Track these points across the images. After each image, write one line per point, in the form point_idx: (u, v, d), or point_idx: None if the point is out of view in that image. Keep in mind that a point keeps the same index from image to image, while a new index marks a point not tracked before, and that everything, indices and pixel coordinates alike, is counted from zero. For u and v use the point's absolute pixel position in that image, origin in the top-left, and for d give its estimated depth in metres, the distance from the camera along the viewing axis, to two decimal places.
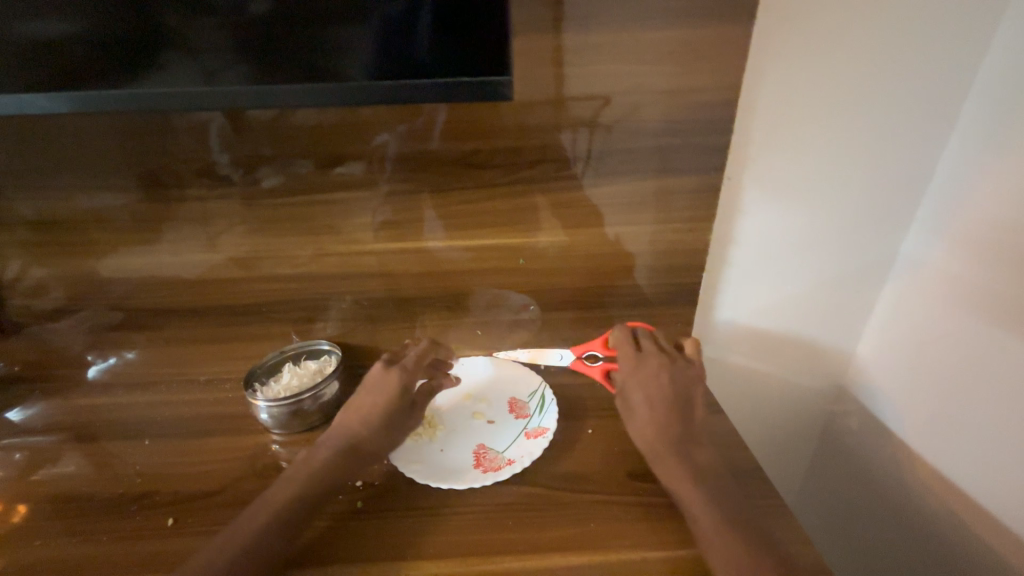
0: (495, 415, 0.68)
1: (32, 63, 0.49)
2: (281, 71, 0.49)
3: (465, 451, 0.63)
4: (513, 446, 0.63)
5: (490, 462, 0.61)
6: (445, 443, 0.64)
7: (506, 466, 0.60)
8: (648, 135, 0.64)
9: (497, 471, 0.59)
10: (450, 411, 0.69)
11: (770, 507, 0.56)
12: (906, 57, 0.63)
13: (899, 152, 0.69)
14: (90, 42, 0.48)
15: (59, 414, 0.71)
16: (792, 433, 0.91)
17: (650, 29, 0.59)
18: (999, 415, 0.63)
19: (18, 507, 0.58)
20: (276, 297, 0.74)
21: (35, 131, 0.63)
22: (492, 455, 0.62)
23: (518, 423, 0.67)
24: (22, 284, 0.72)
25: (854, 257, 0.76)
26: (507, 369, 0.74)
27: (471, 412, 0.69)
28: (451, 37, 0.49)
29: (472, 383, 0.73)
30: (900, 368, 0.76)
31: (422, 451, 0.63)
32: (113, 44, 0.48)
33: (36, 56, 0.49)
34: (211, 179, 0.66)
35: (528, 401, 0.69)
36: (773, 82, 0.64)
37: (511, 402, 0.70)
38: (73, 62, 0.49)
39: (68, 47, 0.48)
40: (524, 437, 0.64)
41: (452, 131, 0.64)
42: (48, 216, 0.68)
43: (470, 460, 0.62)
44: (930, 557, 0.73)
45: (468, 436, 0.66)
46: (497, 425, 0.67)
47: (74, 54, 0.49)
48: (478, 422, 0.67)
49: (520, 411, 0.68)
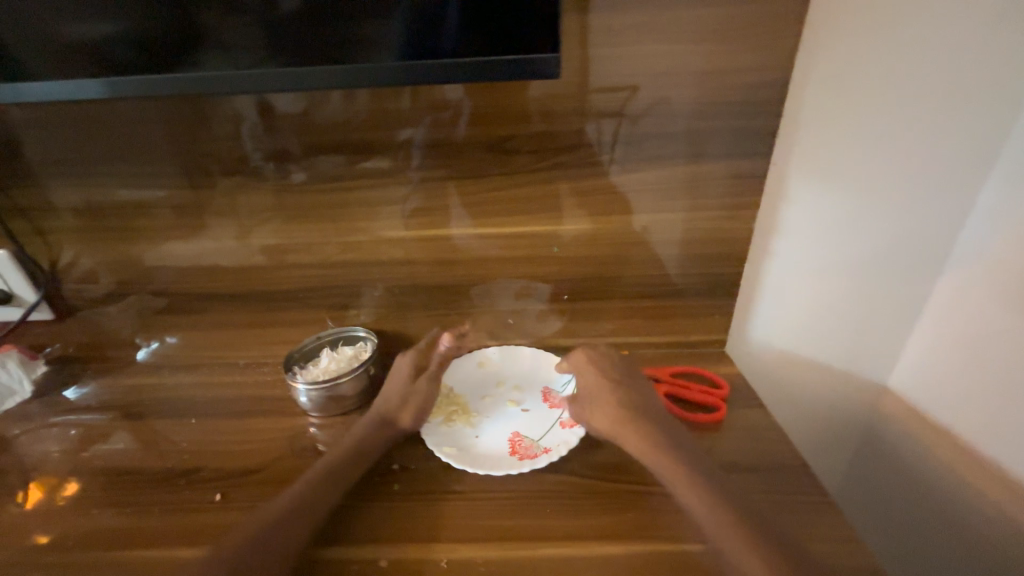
0: (529, 404, 0.68)
1: (72, 56, 0.51)
2: (311, 57, 0.51)
3: (500, 438, 0.63)
4: (548, 435, 0.63)
5: (526, 450, 0.61)
6: (481, 429, 0.65)
7: (542, 453, 0.60)
8: (684, 120, 0.62)
9: (533, 458, 0.59)
10: (485, 398, 0.69)
11: (816, 504, 0.54)
12: (973, 33, 0.59)
13: (961, 137, 0.65)
14: (123, 35, 0.50)
15: (109, 393, 0.75)
16: (834, 433, 0.87)
17: (683, 9, 0.56)
18: None
19: (73, 480, 0.61)
20: (311, 283, 0.75)
21: (80, 123, 0.66)
22: (527, 443, 0.62)
23: (552, 413, 0.66)
24: (74, 269, 0.76)
25: (907, 247, 0.72)
26: (540, 358, 0.74)
27: (505, 400, 0.69)
28: (479, 19, 0.49)
29: (506, 373, 0.73)
30: (955, 367, 0.73)
31: (457, 436, 0.63)
32: (149, 36, 0.50)
33: (77, 49, 0.50)
34: (244, 170, 0.68)
35: (561, 391, 0.69)
36: (824, 64, 0.61)
37: (544, 391, 0.69)
38: (109, 56, 0.51)
39: (104, 41, 0.50)
40: (559, 426, 0.64)
41: (484, 117, 0.63)
42: (96, 205, 0.71)
43: (505, 447, 0.62)
44: (990, 559, 0.70)
45: (502, 424, 0.65)
46: (531, 414, 0.66)
47: (110, 47, 0.50)
48: (513, 410, 0.67)
49: (554, 401, 0.68)
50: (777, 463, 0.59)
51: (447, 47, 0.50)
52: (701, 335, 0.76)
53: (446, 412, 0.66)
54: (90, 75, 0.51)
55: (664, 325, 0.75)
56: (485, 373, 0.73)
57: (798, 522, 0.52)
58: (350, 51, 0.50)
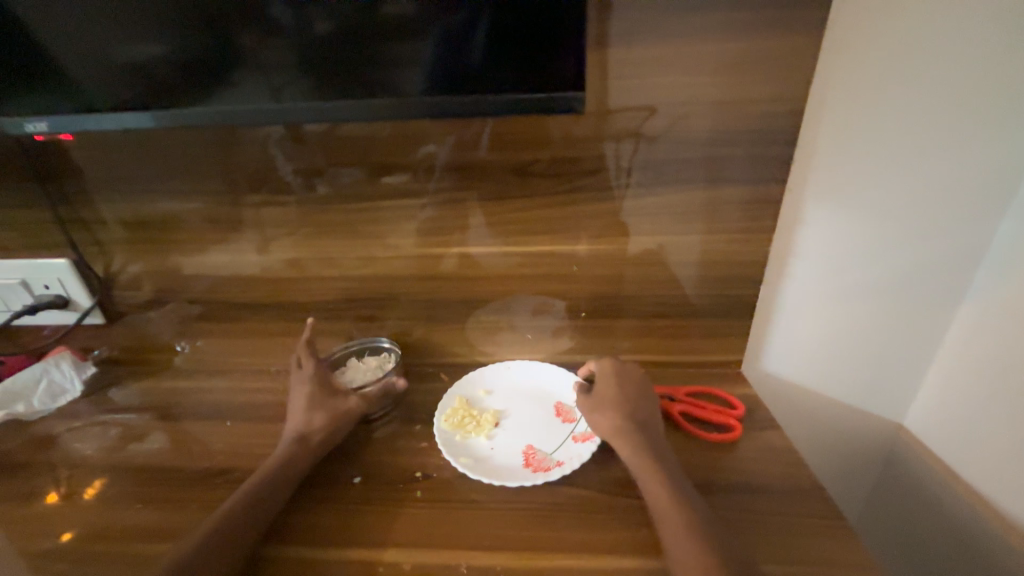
0: (542, 417, 0.69)
1: (124, 82, 0.56)
2: (338, 89, 0.55)
3: (513, 450, 0.64)
4: (561, 449, 0.64)
5: (540, 463, 0.62)
6: (496, 441, 0.66)
7: (556, 465, 0.61)
8: (698, 145, 0.64)
9: (546, 471, 0.60)
10: (500, 409, 0.70)
11: (832, 528, 0.54)
12: (987, 63, 0.60)
13: (981, 163, 0.65)
14: (173, 63, 0.55)
15: (147, 395, 0.79)
16: (853, 457, 0.86)
17: (692, 42, 0.59)
18: None
19: (96, 481, 0.65)
20: (339, 295, 0.79)
21: (130, 142, 0.71)
22: (540, 456, 0.63)
23: (565, 427, 0.67)
24: (121, 277, 0.81)
25: (927, 271, 0.71)
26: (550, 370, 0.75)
27: (519, 412, 0.70)
28: (499, 56, 0.53)
29: (519, 386, 0.74)
30: (980, 394, 0.71)
31: (472, 447, 0.65)
32: (207, 68, 0.55)
33: (140, 79, 0.56)
34: (280, 186, 0.72)
35: (574, 405, 0.70)
36: (840, 93, 0.62)
37: (558, 406, 0.70)
38: (158, 81, 0.56)
39: (155, 67, 0.55)
40: (572, 440, 0.65)
41: (505, 142, 0.66)
42: (143, 218, 0.77)
43: (521, 460, 0.63)
44: None
45: (516, 435, 0.67)
46: (545, 427, 0.67)
47: (160, 73, 0.56)
48: (527, 422, 0.68)
49: (567, 414, 0.69)
50: (795, 485, 0.58)
51: (466, 79, 0.54)
52: (716, 354, 0.76)
53: (461, 422, 0.67)
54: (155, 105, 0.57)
55: (680, 344, 0.76)
56: (500, 384, 0.74)
57: (812, 545, 0.52)
58: (375, 82, 0.55)
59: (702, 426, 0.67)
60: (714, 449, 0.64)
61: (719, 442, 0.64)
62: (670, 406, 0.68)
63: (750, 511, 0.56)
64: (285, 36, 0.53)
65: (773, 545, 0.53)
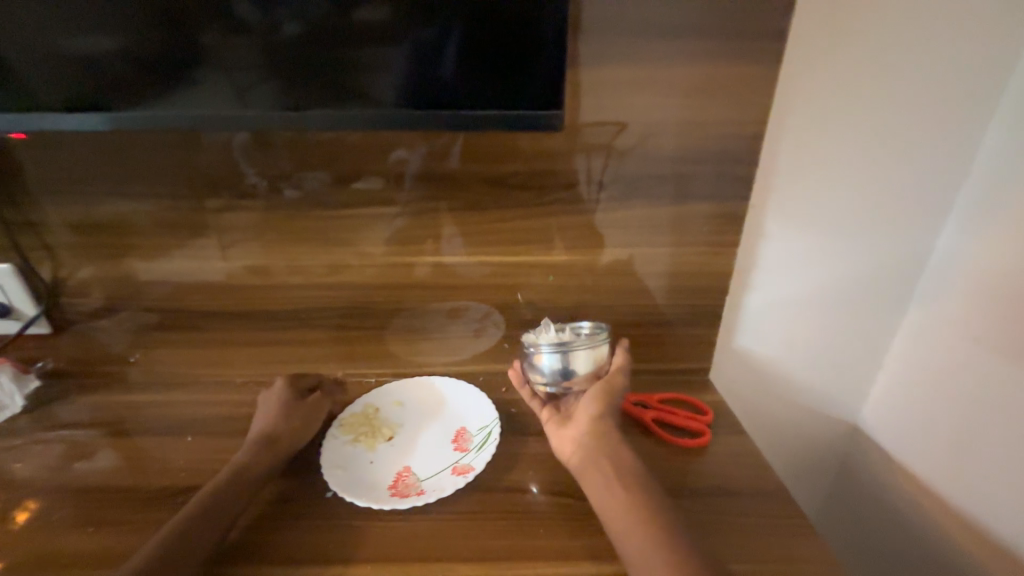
0: (437, 440, 0.66)
1: (69, 75, 0.54)
2: (308, 93, 0.55)
3: (391, 468, 0.63)
4: (435, 477, 0.62)
5: (405, 488, 0.60)
6: (378, 456, 0.64)
7: (416, 495, 0.59)
8: (668, 162, 0.67)
9: (402, 497, 0.58)
10: (399, 426, 0.69)
11: (792, 526, 0.56)
12: (925, 96, 0.66)
13: (919, 185, 0.71)
14: (125, 58, 0.53)
15: (96, 409, 0.73)
16: (811, 459, 0.91)
17: (659, 65, 0.62)
18: None
19: (30, 507, 0.59)
20: (310, 304, 0.77)
21: (81, 143, 0.68)
22: (411, 480, 0.61)
23: (453, 455, 0.64)
24: (68, 284, 0.76)
25: (876, 283, 0.77)
26: (468, 396, 0.71)
27: (419, 431, 0.68)
28: (471, 68, 0.54)
29: (431, 403, 0.71)
30: (922, 399, 0.77)
31: (353, 458, 0.64)
32: (168, 69, 0.53)
33: (89, 74, 0.54)
34: (248, 192, 0.70)
35: (474, 434, 0.66)
36: (796, 118, 0.67)
37: (458, 431, 0.67)
38: (108, 74, 0.54)
39: (103, 60, 0.53)
40: (450, 471, 0.62)
41: (482, 153, 0.67)
42: (95, 222, 0.72)
43: (389, 479, 0.62)
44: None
45: (404, 453, 0.65)
46: (431, 451, 0.65)
47: (109, 66, 0.53)
48: (420, 443, 0.66)
49: (462, 442, 0.65)
50: (759, 487, 0.61)
51: (440, 89, 0.55)
52: (686, 362, 0.79)
53: (356, 431, 0.67)
54: (109, 106, 0.55)
55: (651, 352, 0.78)
56: (415, 398, 0.72)
57: (776, 543, 0.55)
58: (345, 88, 0.55)
59: (674, 432, 0.69)
60: (685, 454, 0.66)
61: (689, 448, 0.66)
62: (642, 413, 0.70)
63: (718, 513, 0.58)
64: (250, 34, 0.52)
65: (738, 544, 0.55)
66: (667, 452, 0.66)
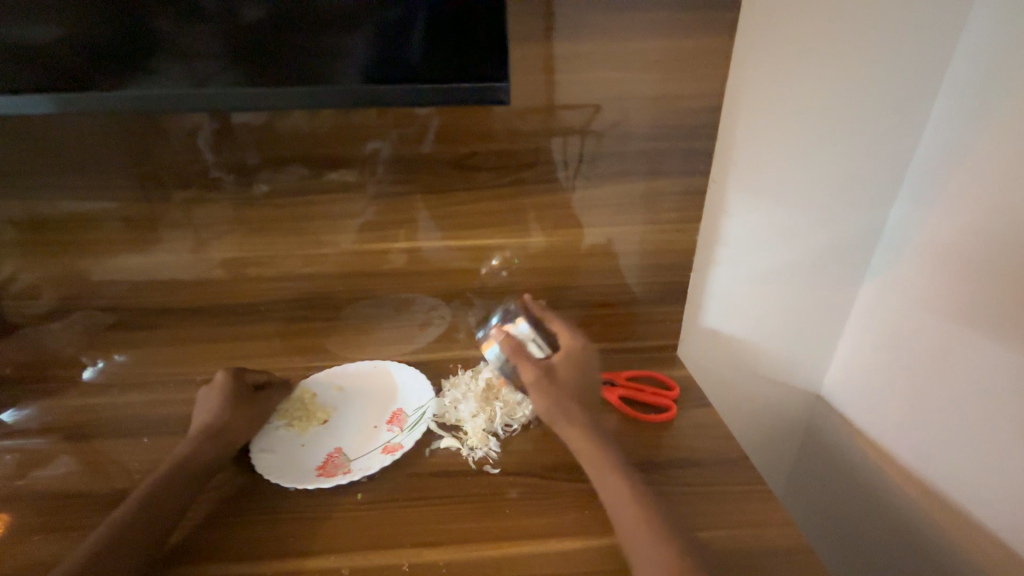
0: (373, 421, 0.67)
1: (12, 66, 0.50)
2: (273, 79, 0.52)
3: (321, 450, 0.64)
4: (364, 457, 0.62)
5: (333, 468, 0.61)
6: (311, 440, 0.65)
7: (342, 474, 0.59)
8: (635, 140, 0.67)
9: (326, 477, 0.59)
10: (335, 409, 0.69)
11: (756, 493, 0.58)
12: (879, 68, 0.67)
13: (872, 157, 0.73)
14: (74, 46, 0.50)
15: (52, 415, 0.71)
16: (776, 430, 0.94)
17: (625, 40, 0.61)
18: (983, 406, 0.65)
19: None
20: (275, 297, 0.75)
21: (17, 134, 0.63)
22: (339, 461, 0.62)
23: (384, 434, 0.65)
24: (13, 286, 0.72)
25: (834, 255, 0.79)
26: (407, 378, 0.73)
27: (355, 413, 0.69)
28: (445, 51, 0.52)
29: (371, 386, 0.72)
30: (880, 365, 0.80)
31: (286, 441, 0.64)
32: (107, 49, 0.50)
33: (33, 63, 0.50)
34: (201, 183, 0.67)
35: (410, 415, 0.67)
36: (756, 92, 0.67)
37: (394, 413, 0.68)
38: (56, 64, 0.50)
39: (54, 49, 0.50)
40: (379, 450, 0.63)
41: (446, 136, 0.66)
42: (39, 220, 0.68)
43: (319, 461, 0.62)
44: (902, 536, 0.77)
45: (337, 434, 0.66)
46: (364, 433, 0.66)
47: (58, 54, 0.50)
48: (354, 425, 0.67)
49: (396, 422, 0.66)
50: (725, 457, 0.63)
51: (415, 71, 0.53)
52: (657, 340, 0.80)
53: (290, 416, 0.67)
54: (44, 94, 0.51)
55: (622, 332, 0.79)
56: (355, 384, 0.73)
57: (741, 509, 0.56)
58: (314, 75, 0.52)
59: (644, 409, 0.70)
60: (654, 429, 0.67)
61: (658, 423, 0.67)
62: (612, 391, 0.71)
63: (683, 485, 0.59)
64: (207, 21, 0.50)
65: (705, 512, 0.56)
66: (637, 428, 0.67)
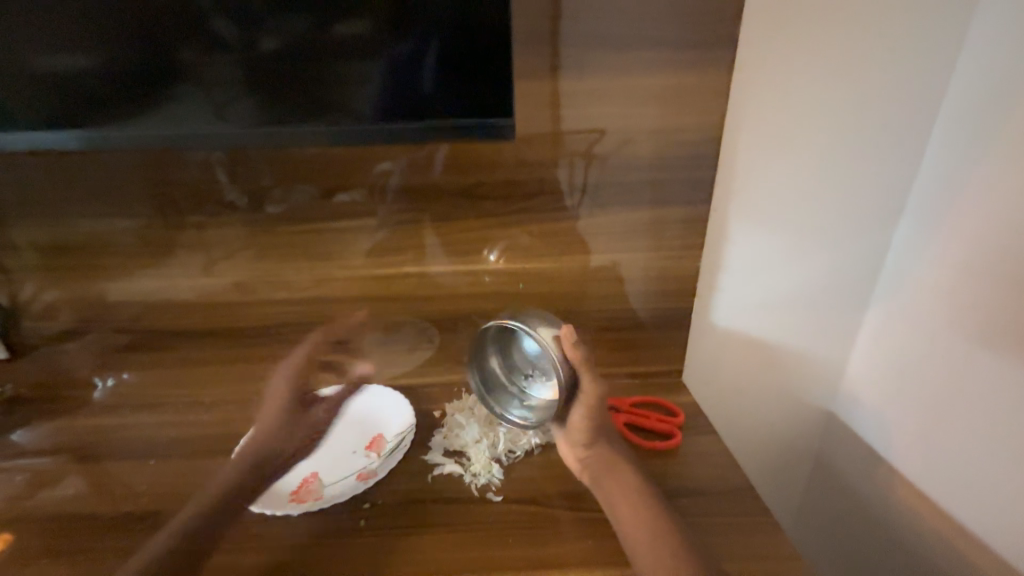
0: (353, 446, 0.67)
1: (43, 94, 0.53)
2: (290, 109, 0.55)
3: (298, 473, 0.64)
4: (337, 483, 0.62)
5: (306, 494, 0.61)
6: (289, 462, 0.65)
7: (312, 502, 0.59)
8: (638, 169, 0.68)
9: (295, 502, 0.59)
10: (319, 432, 0.69)
11: (764, 524, 0.57)
12: (875, 98, 0.69)
13: (872, 184, 0.74)
14: (103, 74, 0.53)
15: (61, 435, 0.72)
16: (785, 457, 0.93)
17: (628, 75, 0.64)
18: (998, 434, 0.64)
19: None
20: (284, 319, 0.76)
21: (46, 161, 0.67)
22: (313, 485, 0.62)
23: (362, 460, 0.65)
24: (33, 306, 0.75)
25: (837, 279, 0.79)
26: (389, 401, 0.72)
27: (337, 436, 0.69)
28: (452, 84, 0.55)
29: (354, 409, 0.72)
30: (889, 391, 0.79)
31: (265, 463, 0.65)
32: (139, 82, 0.53)
33: (63, 89, 0.53)
34: (218, 208, 0.69)
35: (389, 441, 0.67)
36: (755, 122, 0.69)
37: (374, 438, 0.68)
38: (85, 91, 0.54)
39: (83, 77, 0.53)
40: (353, 476, 0.63)
41: (454, 164, 0.68)
42: (61, 243, 0.71)
43: (294, 484, 0.63)
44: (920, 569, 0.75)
45: (315, 458, 0.66)
46: (341, 458, 0.66)
47: (87, 82, 0.53)
48: (333, 449, 0.67)
49: (374, 448, 0.66)
50: (732, 486, 0.62)
51: (422, 100, 0.55)
52: (662, 365, 0.80)
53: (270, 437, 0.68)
54: (76, 121, 0.55)
55: (628, 356, 0.79)
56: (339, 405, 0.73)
57: (748, 541, 0.55)
58: (327, 104, 0.55)
59: (650, 435, 0.69)
60: (660, 456, 0.66)
61: (664, 451, 0.67)
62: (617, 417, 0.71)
63: (688, 515, 0.58)
64: (228, 50, 0.52)
65: (711, 544, 0.55)
66: (643, 455, 0.66)
